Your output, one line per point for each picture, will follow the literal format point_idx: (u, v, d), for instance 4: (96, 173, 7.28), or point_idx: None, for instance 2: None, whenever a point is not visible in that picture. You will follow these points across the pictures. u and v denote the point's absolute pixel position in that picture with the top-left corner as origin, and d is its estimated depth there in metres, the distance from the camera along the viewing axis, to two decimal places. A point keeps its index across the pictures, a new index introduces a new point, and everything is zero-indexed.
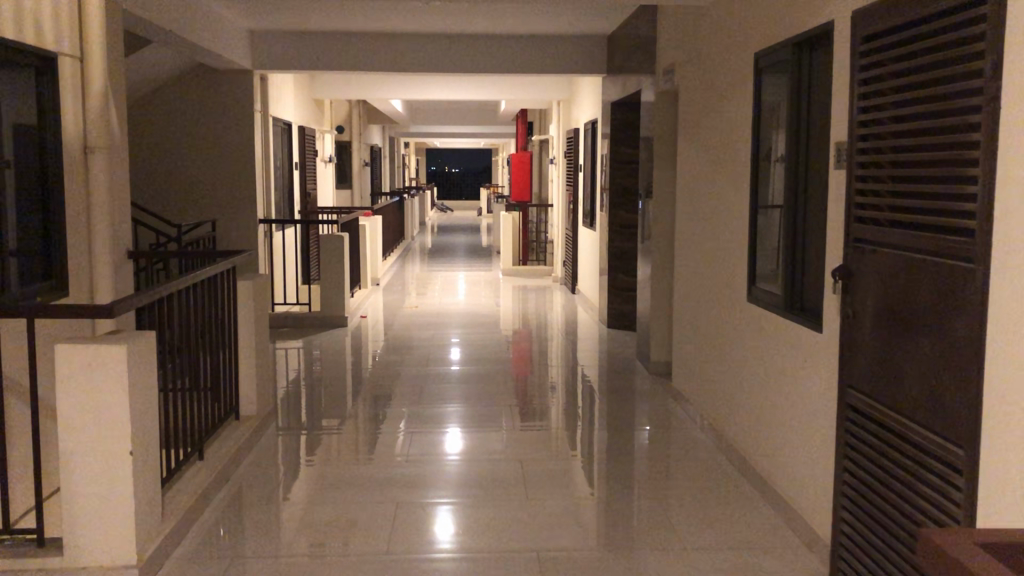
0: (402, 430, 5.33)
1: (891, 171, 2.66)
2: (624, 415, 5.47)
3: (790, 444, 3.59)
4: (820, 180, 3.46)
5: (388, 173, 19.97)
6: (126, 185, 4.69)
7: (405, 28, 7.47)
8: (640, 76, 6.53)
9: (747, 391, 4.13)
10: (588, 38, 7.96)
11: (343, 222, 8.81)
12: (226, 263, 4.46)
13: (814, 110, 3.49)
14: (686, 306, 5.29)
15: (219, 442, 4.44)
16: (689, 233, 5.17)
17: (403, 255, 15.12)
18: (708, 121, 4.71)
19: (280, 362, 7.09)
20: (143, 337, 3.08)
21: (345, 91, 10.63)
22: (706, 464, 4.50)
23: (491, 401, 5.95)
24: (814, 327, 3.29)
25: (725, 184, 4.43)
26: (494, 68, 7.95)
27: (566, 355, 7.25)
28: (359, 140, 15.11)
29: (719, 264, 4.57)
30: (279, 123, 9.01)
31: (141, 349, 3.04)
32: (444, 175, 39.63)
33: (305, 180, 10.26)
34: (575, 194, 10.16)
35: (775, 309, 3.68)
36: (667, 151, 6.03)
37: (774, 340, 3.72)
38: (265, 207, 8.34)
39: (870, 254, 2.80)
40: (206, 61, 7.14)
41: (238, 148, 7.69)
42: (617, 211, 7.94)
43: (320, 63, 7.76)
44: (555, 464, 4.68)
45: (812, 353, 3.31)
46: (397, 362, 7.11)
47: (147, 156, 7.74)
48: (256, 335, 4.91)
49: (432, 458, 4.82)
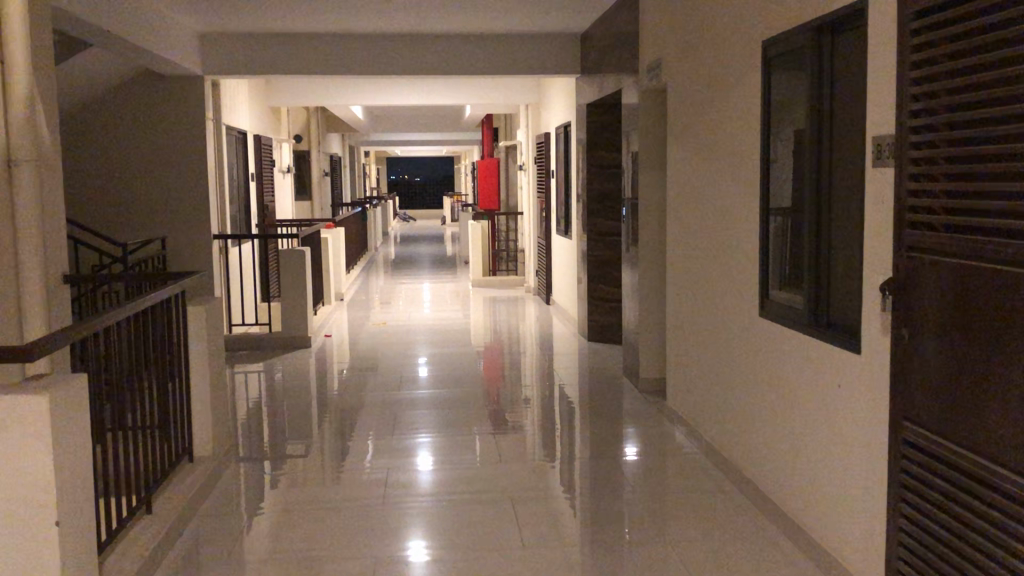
0: (372, 461, 4.85)
1: (954, 168, 2.28)
2: (614, 437, 5.05)
3: (819, 476, 3.19)
4: (846, 182, 3.09)
5: (347, 182, 19.35)
6: (59, 203, 4.18)
7: (366, 26, 7.02)
8: (619, 74, 6.16)
9: (762, 416, 3.74)
10: (560, 37, 7.57)
11: (304, 236, 8.31)
12: (172, 288, 3.97)
13: (838, 102, 3.11)
14: (682, 319, 4.89)
15: (172, 488, 3.95)
16: (684, 241, 4.78)
17: (365, 267, 14.62)
18: (705, 118, 4.32)
19: (239, 388, 6.57)
20: (72, 382, 2.60)
21: (304, 98, 10.13)
22: (710, 493, 4.10)
23: (466, 425, 5.49)
24: (849, 347, 2.91)
25: (727, 186, 4.04)
26: (460, 71, 7.51)
27: (543, 371, 6.84)
28: (318, 149, 14.54)
29: (723, 275, 4.17)
30: (232, 131, 8.48)
31: (68, 396, 2.55)
32: (405, 184, 39.05)
33: (263, 192, 9.73)
34: (547, 200, 9.75)
35: (797, 327, 3.30)
36: (652, 153, 5.66)
37: (796, 361, 3.32)
38: (220, 222, 7.82)
39: (932, 265, 2.41)
40: (152, 65, 6.63)
41: (188, 159, 7.17)
42: (596, 218, 7.55)
43: (275, 68, 7.28)
44: (540, 494, 4.25)
45: (846, 376, 2.92)
46: (365, 384, 6.65)
47: (87, 171, 7.18)
48: (213, 364, 4.42)
49: (406, 490, 4.36)
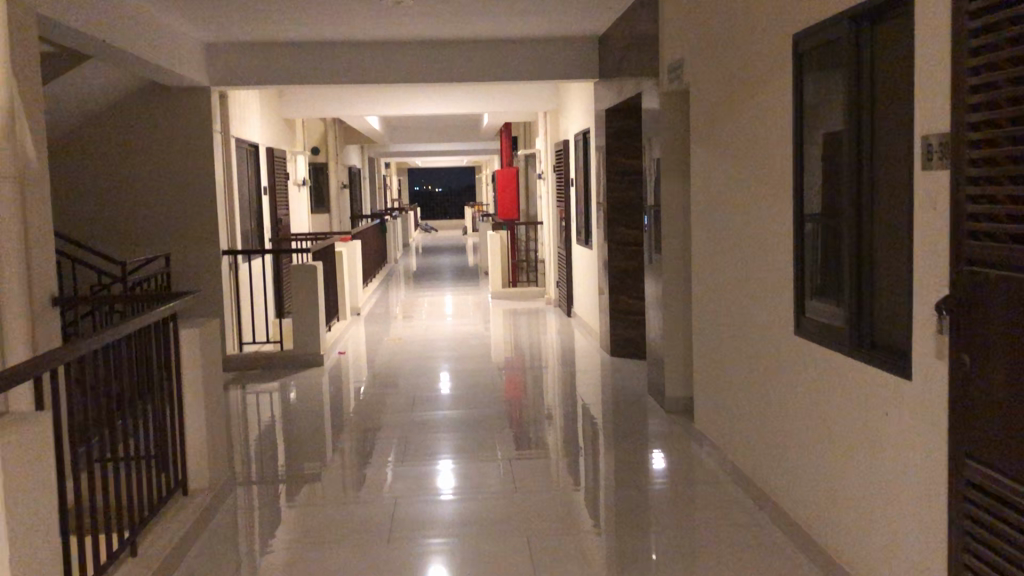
0: (384, 487, 4.58)
1: (1020, 172, 1.98)
2: (639, 462, 4.75)
3: (865, 515, 2.87)
4: (886, 187, 2.78)
5: (367, 194, 19.22)
6: (46, 221, 3.96)
7: (375, 33, 6.79)
8: (639, 77, 5.88)
9: (800, 444, 3.43)
10: (577, 39, 7.30)
11: (317, 251, 8.09)
12: (163, 310, 3.74)
13: (878, 98, 2.80)
14: (710, 334, 4.58)
15: (161, 525, 3.70)
16: (710, 251, 4.48)
17: (386, 280, 14.45)
18: (732, 120, 4.03)
19: (249, 409, 6.34)
20: (19, 428, 2.37)
21: (317, 108, 9.92)
22: (741, 525, 3.79)
23: (484, 448, 5.21)
24: (897, 371, 2.60)
25: (758, 192, 3.75)
26: (473, 77, 7.27)
27: (565, 388, 6.54)
28: (335, 160, 14.35)
29: (753, 288, 3.87)
30: (243, 143, 8.29)
31: (11, 445, 2.31)
32: (428, 195, 38.89)
33: (277, 205, 9.52)
34: (567, 209, 9.46)
35: (838, 347, 2.99)
36: (674, 160, 5.37)
37: (837, 385, 3.02)
38: (230, 237, 7.62)
39: (995, 281, 2.11)
40: (155, 77, 6.44)
41: (196, 173, 6.98)
42: (617, 227, 7.26)
43: (282, 77, 7.06)
44: (561, 525, 3.96)
45: (896, 405, 2.61)
46: (380, 403, 6.38)
47: (92, 188, 7.00)
48: (210, 390, 4.17)
49: (419, 520, 4.09)
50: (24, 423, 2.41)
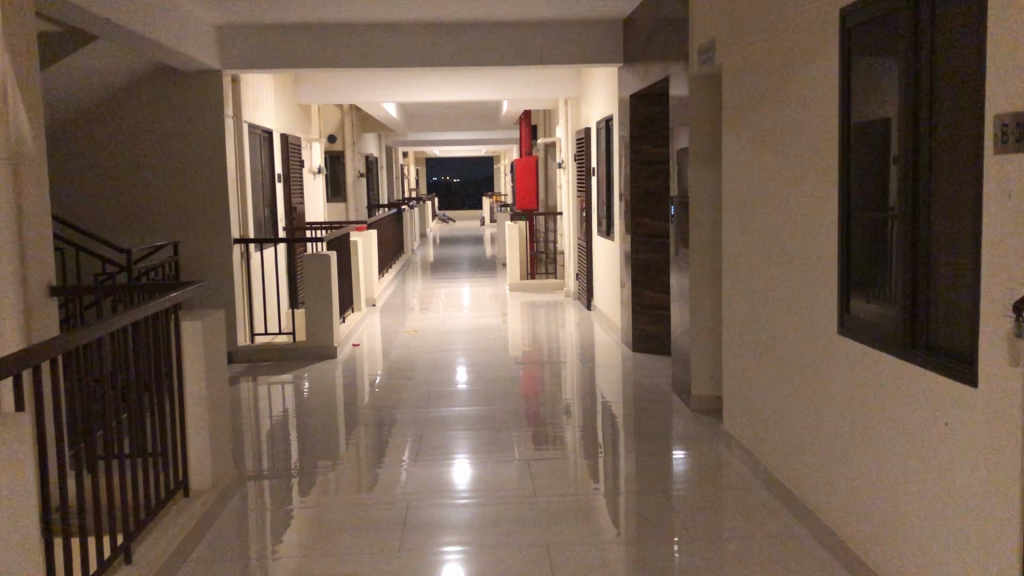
0: (397, 486, 4.38)
1: None
2: (663, 464, 4.52)
3: (917, 534, 2.63)
4: (942, 175, 2.54)
5: (384, 184, 19.06)
6: (43, 206, 3.78)
7: (392, 15, 6.57)
8: (666, 61, 5.63)
9: (843, 453, 3.18)
10: (601, 22, 7.04)
11: (332, 240, 7.88)
12: (163, 301, 3.56)
13: (935, 79, 2.55)
14: (742, 331, 4.34)
15: (161, 528, 3.51)
16: (743, 243, 4.23)
17: (402, 271, 14.22)
18: (769, 104, 3.78)
19: (260, 401, 6.16)
20: None
21: (332, 95, 9.72)
22: (774, 534, 3.56)
23: (501, 446, 4.99)
24: (958, 376, 2.37)
25: (798, 182, 3.51)
26: (492, 62, 7.03)
27: (584, 384, 6.31)
28: (352, 148, 14.14)
29: (792, 283, 3.62)
30: (256, 129, 8.09)
31: None
32: (446, 185, 38.70)
33: (292, 193, 9.33)
34: (588, 199, 9.21)
35: (891, 351, 2.74)
36: (704, 149, 5.12)
37: (887, 390, 2.78)
38: (243, 226, 7.43)
39: None
40: (166, 59, 6.26)
41: (208, 159, 6.80)
42: (640, 218, 7.01)
43: (297, 61, 6.85)
44: (580, 531, 3.74)
45: (958, 416, 2.36)
46: (395, 397, 6.18)
47: (100, 174, 6.84)
48: (215, 385, 3.98)
49: (433, 522, 3.88)
50: (3, 421, 2.21)
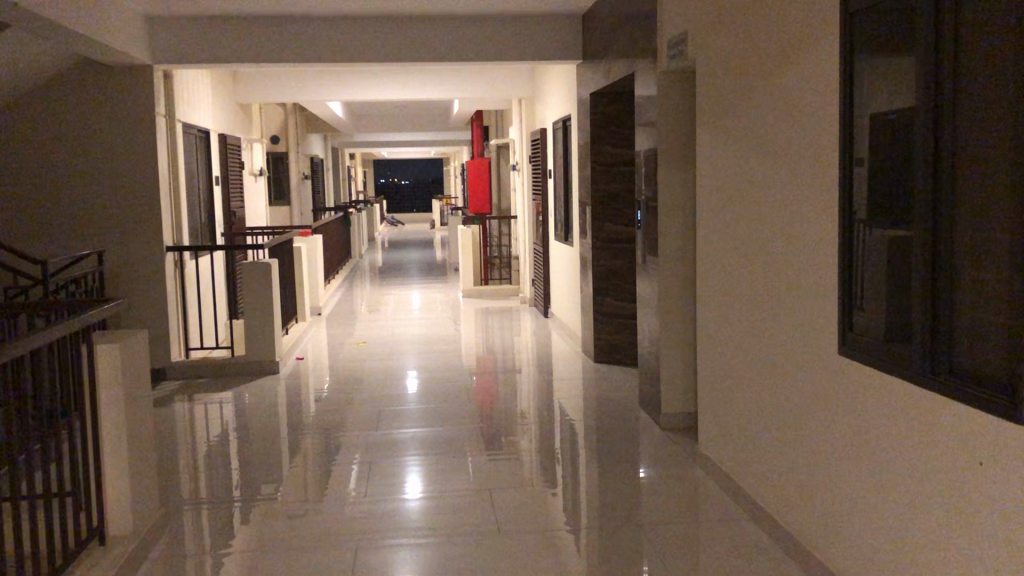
0: (346, 515, 3.97)
1: None
2: (635, 487, 4.19)
3: None
4: (965, 186, 2.24)
5: (330, 187, 18.55)
6: None
7: (338, 8, 6.16)
8: (631, 57, 5.31)
9: (844, 483, 2.87)
10: (559, 18, 6.71)
11: (274, 246, 7.41)
12: (72, 322, 3.09)
13: (954, 78, 2.26)
14: (721, 347, 4.02)
15: None
16: (722, 252, 3.91)
17: (349, 276, 13.68)
18: (753, 103, 3.47)
19: (197, 421, 5.69)
20: None
21: (274, 94, 9.24)
22: (765, 570, 3.25)
23: (458, 467, 4.59)
24: (1001, 414, 2.07)
25: (787, 190, 3.20)
26: (444, 59, 6.63)
27: (543, 397, 5.94)
28: (296, 149, 13.60)
29: (781, 298, 3.31)
30: (192, 129, 7.60)
31: None
32: (395, 187, 38.22)
33: (231, 197, 8.83)
34: (543, 202, 8.86)
35: (911, 376, 2.44)
36: (673, 149, 4.81)
37: (907, 422, 2.47)
38: (178, 232, 6.95)
39: None
40: (91, 53, 5.77)
41: (139, 161, 6.32)
42: (602, 222, 6.68)
43: (236, 57, 6.39)
44: (547, 567, 3.38)
45: (1003, 455, 2.07)
46: (343, 413, 5.75)
47: (16, 178, 6.29)
48: (137, 413, 3.54)
49: (384, 559, 3.48)
50: None
